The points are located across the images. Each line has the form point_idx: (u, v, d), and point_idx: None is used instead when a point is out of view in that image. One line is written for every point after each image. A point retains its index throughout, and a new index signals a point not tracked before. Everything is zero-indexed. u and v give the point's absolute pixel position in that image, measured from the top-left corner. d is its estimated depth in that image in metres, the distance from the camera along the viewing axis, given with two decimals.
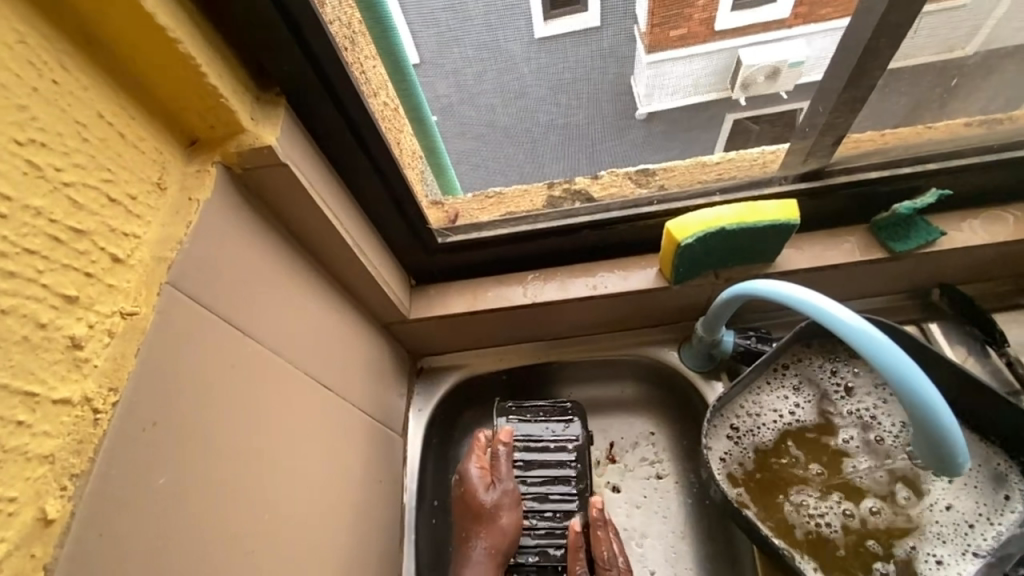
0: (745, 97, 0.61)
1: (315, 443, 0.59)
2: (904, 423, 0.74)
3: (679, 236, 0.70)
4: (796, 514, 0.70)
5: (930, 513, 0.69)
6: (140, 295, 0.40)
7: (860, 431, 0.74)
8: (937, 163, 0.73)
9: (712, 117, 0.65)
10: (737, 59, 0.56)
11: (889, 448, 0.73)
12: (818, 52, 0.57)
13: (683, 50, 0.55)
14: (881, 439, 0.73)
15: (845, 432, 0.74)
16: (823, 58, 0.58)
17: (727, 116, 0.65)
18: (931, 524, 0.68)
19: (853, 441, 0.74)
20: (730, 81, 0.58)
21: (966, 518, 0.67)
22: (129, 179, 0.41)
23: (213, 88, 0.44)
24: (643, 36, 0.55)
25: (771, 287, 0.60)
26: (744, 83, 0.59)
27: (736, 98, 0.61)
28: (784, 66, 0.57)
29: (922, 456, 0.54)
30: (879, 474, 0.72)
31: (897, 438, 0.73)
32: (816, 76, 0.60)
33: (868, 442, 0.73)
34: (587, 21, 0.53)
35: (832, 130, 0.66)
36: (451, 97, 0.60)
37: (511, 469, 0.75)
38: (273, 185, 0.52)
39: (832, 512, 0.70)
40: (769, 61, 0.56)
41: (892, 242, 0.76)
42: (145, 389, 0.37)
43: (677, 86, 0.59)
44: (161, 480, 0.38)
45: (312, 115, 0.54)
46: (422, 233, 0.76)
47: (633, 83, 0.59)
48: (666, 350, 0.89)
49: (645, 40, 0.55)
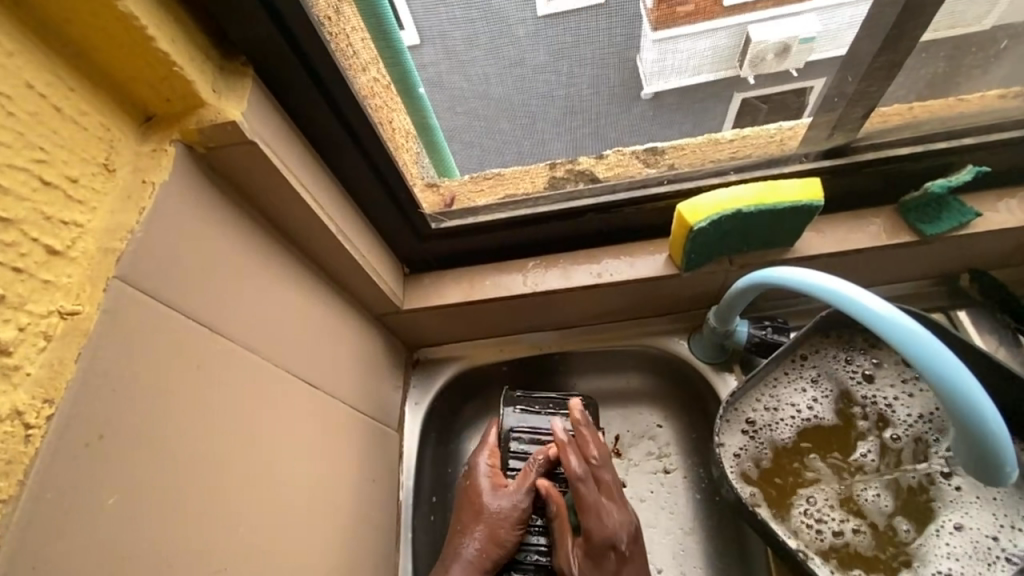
0: (753, 76, 0.56)
1: (298, 449, 0.54)
2: (924, 415, 0.69)
3: (691, 219, 0.64)
4: (796, 521, 0.66)
5: (936, 537, 0.62)
6: (84, 293, 0.35)
7: (877, 436, 0.69)
8: (974, 137, 0.66)
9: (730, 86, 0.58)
10: (746, 36, 0.51)
11: (901, 449, 0.68)
12: (835, 26, 0.52)
13: (691, 26, 0.50)
14: (899, 442, 0.68)
15: (861, 444, 0.69)
16: (842, 32, 0.53)
17: (734, 94, 0.60)
18: (940, 545, 0.62)
19: (869, 454, 0.68)
20: (738, 58, 0.53)
21: (984, 532, 0.61)
22: (69, 160, 0.36)
23: (164, 55, 0.38)
24: (649, 13, 0.50)
25: (791, 275, 0.55)
26: (752, 63, 0.54)
27: (744, 76, 0.56)
28: (794, 42, 0.52)
29: (966, 458, 0.49)
30: (890, 489, 0.66)
31: (909, 429, 0.68)
32: (839, 50, 0.54)
33: (885, 446, 0.69)
34: None
35: (863, 99, 0.60)
36: (440, 66, 0.54)
37: (533, 488, 0.67)
38: (242, 166, 0.47)
39: (830, 528, 0.65)
40: (780, 36, 0.51)
41: (922, 224, 0.70)
42: (89, 400, 0.33)
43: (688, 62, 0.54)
44: (111, 500, 0.34)
45: (284, 86, 0.49)
46: (414, 217, 0.70)
47: (639, 60, 0.54)
48: (675, 340, 0.84)
49: (651, 17, 0.50)
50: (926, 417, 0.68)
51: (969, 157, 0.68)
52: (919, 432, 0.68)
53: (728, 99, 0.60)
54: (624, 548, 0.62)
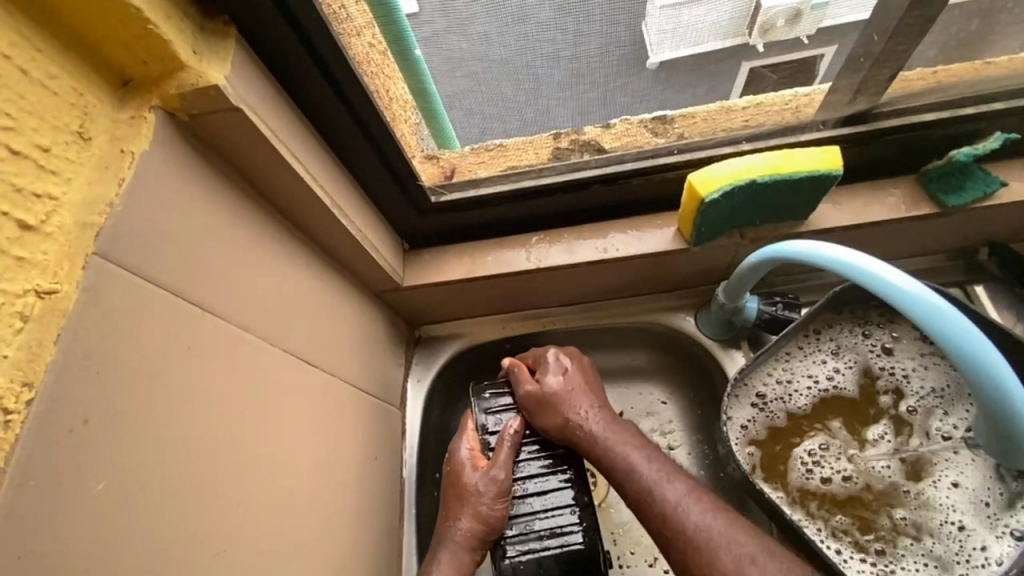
0: (763, 43, 0.54)
1: (297, 426, 0.53)
2: (939, 389, 0.67)
3: (703, 190, 0.61)
4: (799, 473, 0.66)
5: (935, 489, 0.63)
6: (61, 270, 0.33)
7: (891, 416, 0.67)
8: (1005, 101, 0.63)
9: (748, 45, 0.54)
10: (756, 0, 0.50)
11: (922, 420, 0.66)
12: None
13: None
14: (912, 416, 0.67)
15: (877, 426, 0.67)
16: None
17: (744, 64, 0.57)
18: (940, 498, 0.62)
19: (886, 439, 0.66)
20: (747, 24, 0.52)
21: (979, 496, 0.61)
22: (38, 127, 0.33)
23: (136, 11, 0.35)
24: None
25: (804, 248, 0.53)
26: (762, 29, 0.52)
27: (754, 44, 0.54)
28: (806, 6, 0.50)
29: (995, 435, 0.47)
30: (897, 458, 0.65)
31: (923, 401, 0.67)
32: (862, 14, 0.52)
33: (900, 420, 0.67)
34: None
35: (891, 60, 0.56)
36: (437, 25, 0.50)
37: (508, 460, 0.66)
38: (228, 134, 0.44)
39: (842, 476, 0.65)
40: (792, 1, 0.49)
41: (944, 195, 0.67)
42: (69, 382, 0.31)
43: (693, 27, 0.51)
44: (99, 487, 0.32)
45: (271, 48, 0.46)
46: (412, 190, 0.68)
47: (644, 29, 0.51)
48: (683, 316, 0.82)
49: None
50: (939, 391, 0.66)
51: (997, 124, 0.64)
52: (931, 406, 0.66)
53: (735, 69, 0.57)
54: (570, 357, 0.73)
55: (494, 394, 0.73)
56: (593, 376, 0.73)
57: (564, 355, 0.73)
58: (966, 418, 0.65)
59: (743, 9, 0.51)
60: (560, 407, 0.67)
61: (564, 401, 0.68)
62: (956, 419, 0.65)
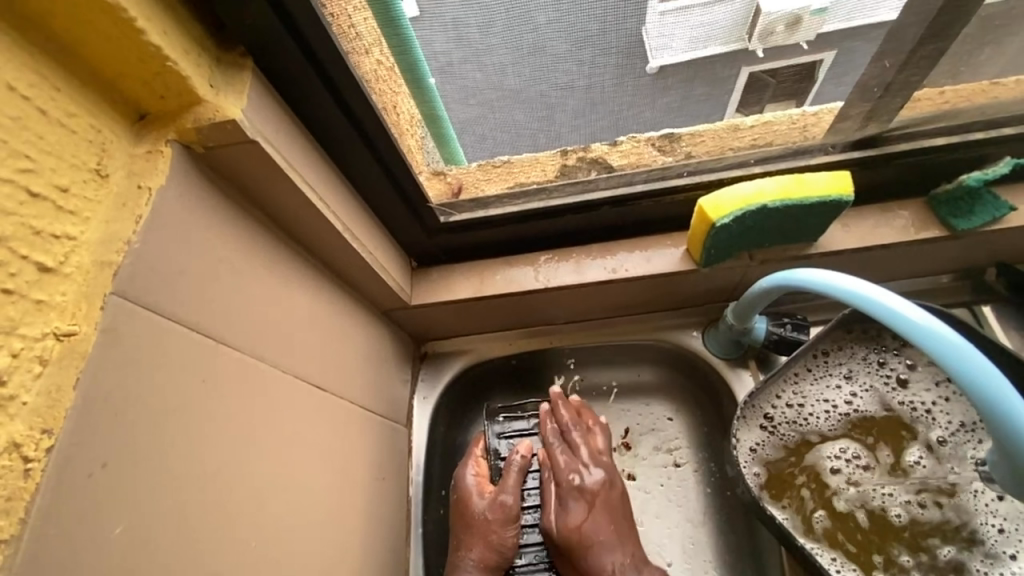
0: (764, 49, 0.50)
1: (304, 448, 0.53)
2: (966, 424, 0.66)
3: (713, 215, 0.61)
4: (815, 458, 0.67)
5: (975, 498, 0.62)
6: (80, 311, 0.33)
7: (926, 445, 0.66)
8: (1014, 127, 0.63)
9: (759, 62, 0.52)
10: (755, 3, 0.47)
11: (952, 452, 0.65)
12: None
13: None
14: (942, 447, 0.65)
15: (912, 451, 0.66)
16: None
17: (743, 70, 0.52)
18: (978, 511, 0.62)
19: (922, 465, 0.65)
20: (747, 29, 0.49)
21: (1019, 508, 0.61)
22: (58, 168, 0.33)
23: (155, 49, 0.35)
24: None
25: (820, 278, 0.52)
26: (762, 35, 0.49)
27: (753, 50, 0.50)
28: (806, 11, 0.47)
29: (1002, 475, 0.46)
30: (931, 480, 0.64)
31: (951, 435, 0.65)
32: (891, 15, 0.48)
33: (936, 453, 0.65)
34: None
35: (903, 88, 0.56)
36: (452, 56, 0.50)
37: (516, 486, 0.69)
38: (242, 165, 0.44)
39: (861, 485, 0.66)
40: (792, 6, 0.46)
41: (953, 219, 0.67)
42: (88, 427, 0.31)
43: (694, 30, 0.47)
44: (119, 531, 0.32)
45: (288, 79, 0.46)
46: (421, 209, 0.68)
47: (644, 33, 0.48)
48: (689, 334, 0.82)
49: None
50: (969, 426, 0.65)
51: (1006, 148, 0.65)
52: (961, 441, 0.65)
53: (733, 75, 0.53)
54: (593, 491, 0.66)
55: (507, 418, 0.76)
56: (620, 510, 0.66)
57: (586, 487, 0.66)
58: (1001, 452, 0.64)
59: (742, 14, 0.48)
60: (580, 562, 0.63)
61: (583, 551, 0.63)
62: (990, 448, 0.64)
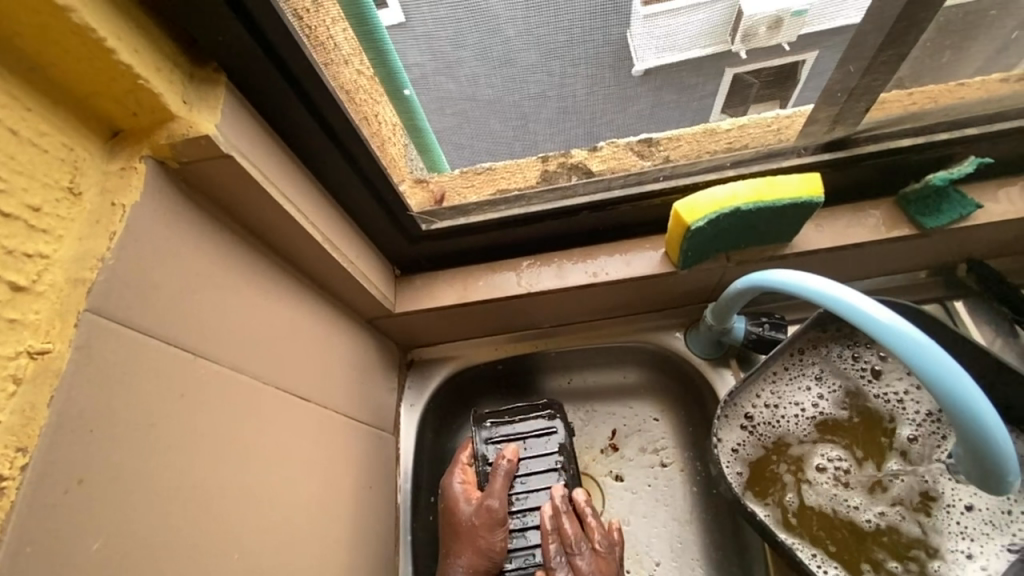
0: (747, 51, 0.51)
1: (287, 459, 0.53)
2: (933, 412, 0.67)
3: (689, 218, 0.63)
4: (792, 458, 0.68)
5: (947, 515, 0.63)
6: (53, 329, 0.33)
7: (903, 454, 0.66)
8: (977, 128, 0.65)
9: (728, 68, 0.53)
10: (738, 8, 0.47)
11: (923, 452, 0.66)
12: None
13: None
14: (913, 445, 0.66)
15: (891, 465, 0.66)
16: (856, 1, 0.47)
17: (728, 70, 0.53)
18: (952, 524, 0.63)
19: (899, 479, 0.65)
20: (730, 31, 0.49)
21: (989, 516, 0.62)
22: (29, 187, 0.33)
23: (125, 67, 0.35)
24: None
25: (790, 279, 0.54)
26: (745, 36, 0.49)
27: (737, 52, 0.51)
28: (786, 14, 0.48)
29: (964, 468, 0.48)
30: (908, 494, 0.65)
31: (920, 427, 0.67)
32: (855, 18, 0.49)
33: (907, 453, 0.66)
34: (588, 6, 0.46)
35: (866, 93, 0.58)
36: (425, 68, 0.51)
37: (502, 491, 0.70)
38: (218, 179, 0.44)
39: (838, 488, 0.66)
40: (773, 8, 0.47)
41: (922, 217, 0.69)
42: (64, 444, 0.31)
43: (678, 35, 0.48)
44: (97, 546, 0.32)
45: (263, 94, 0.46)
46: (402, 218, 0.68)
47: (630, 37, 0.49)
48: (672, 335, 0.84)
49: None
50: (935, 416, 0.66)
51: (971, 148, 0.66)
52: (928, 432, 0.66)
53: (715, 76, 0.54)
54: None
55: (495, 424, 0.77)
56: None
57: None
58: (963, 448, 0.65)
59: (721, 17, 0.48)
60: None
61: None
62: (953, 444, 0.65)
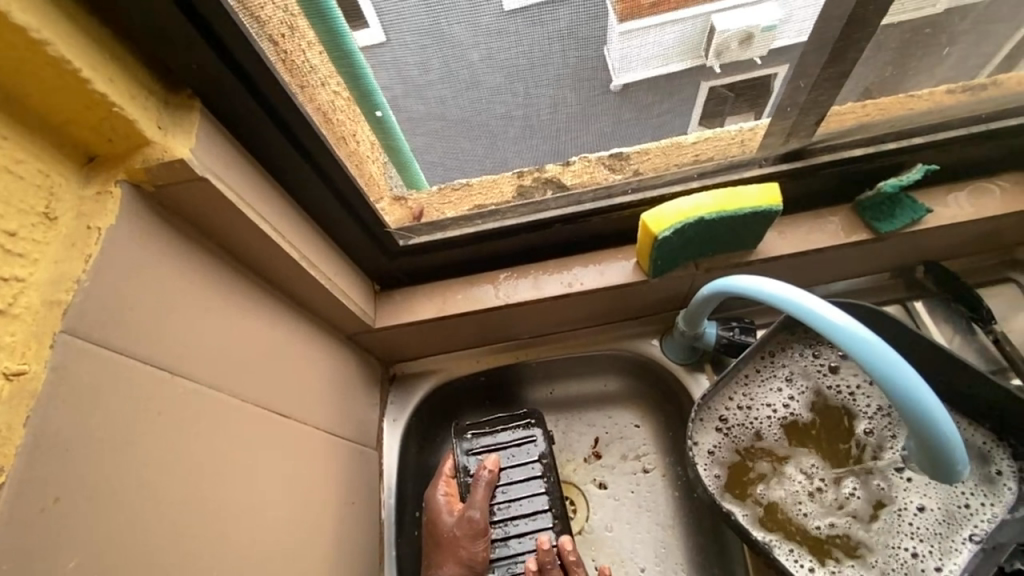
0: (720, 65, 0.53)
1: (268, 477, 0.53)
2: (883, 407, 0.71)
3: (656, 228, 0.65)
4: (766, 460, 0.70)
5: (899, 518, 0.65)
6: (28, 350, 0.34)
7: (859, 463, 0.69)
8: (922, 137, 0.69)
9: (683, 86, 0.56)
10: (711, 25, 0.50)
11: (877, 447, 0.69)
12: (797, 13, 0.50)
13: (653, 18, 0.48)
14: (867, 437, 0.70)
15: (847, 482, 0.68)
16: (805, 23, 0.51)
17: (703, 84, 0.56)
18: (906, 525, 0.65)
19: (856, 496, 0.67)
20: (704, 46, 0.51)
21: (941, 514, 0.64)
22: (5, 214, 0.34)
23: (100, 95, 0.37)
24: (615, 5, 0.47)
25: (752, 284, 0.56)
26: (718, 52, 0.52)
27: (711, 66, 0.53)
28: (756, 30, 0.50)
29: (919, 462, 0.51)
30: (863, 509, 0.67)
31: (871, 420, 0.70)
32: (800, 37, 0.53)
33: (864, 447, 0.69)
34: (548, 30, 0.49)
35: (815, 107, 0.62)
36: (395, 90, 0.53)
37: (483, 502, 0.70)
38: (193, 202, 0.45)
39: (803, 491, 0.68)
40: (744, 24, 0.50)
41: (877, 222, 0.73)
42: (41, 463, 0.32)
43: (655, 51, 0.50)
44: (73, 564, 0.33)
45: (238, 119, 0.48)
46: (380, 235, 0.70)
47: (605, 54, 0.51)
48: (648, 342, 0.86)
49: (618, 10, 0.48)
50: (885, 410, 0.70)
51: (918, 156, 0.70)
52: (878, 425, 0.70)
53: (672, 93, 0.57)
54: None
55: (476, 435, 0.78)
56: None
57: None
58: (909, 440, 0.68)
59: (696, 34, 0.50)
60: None
61: None
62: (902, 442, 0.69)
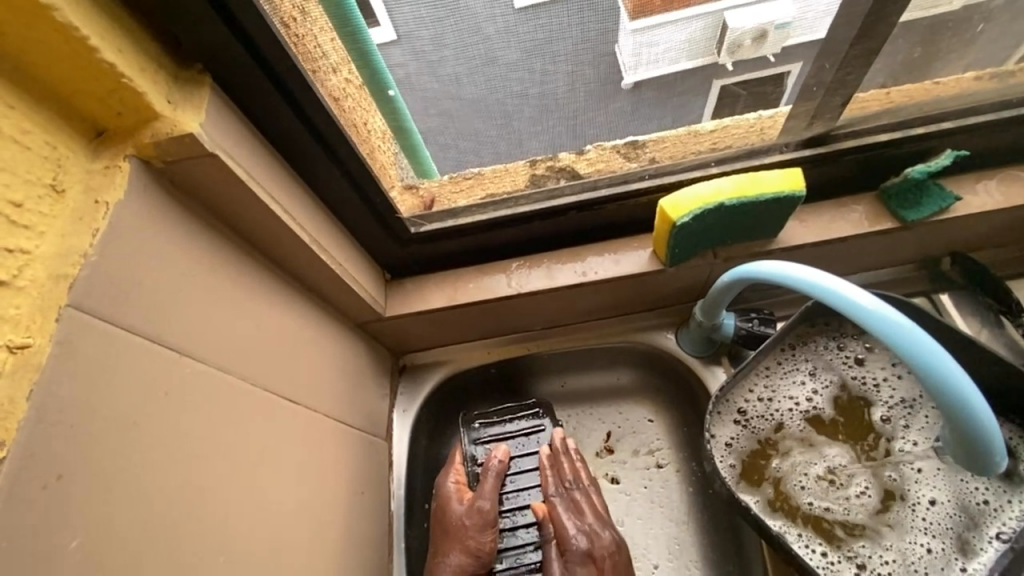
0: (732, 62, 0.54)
1: (275, 462, 0.52)
2: (908, 400, 0.68)
3: (673, 215, 0.63)
4: (785, 453, 0.68)
5: (912, 512, 0.63)
6: (34, 324, 0.33)
7: (872, 457, 0.67)
8: (952, 121, 0.66)
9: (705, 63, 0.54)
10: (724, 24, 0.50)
11: (891, 440, 0.67)
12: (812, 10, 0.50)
13: (668, 15, 0.48)
14: (884, 426, 0.68)
15: (858, 478, 0.66)
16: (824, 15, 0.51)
17: (715, 82, 0.57)
18: (916, 520, 0.62)
19: (866, 489, 0.65)
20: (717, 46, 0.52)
21: (952, 509, 0.62)
22: (11, 184, 0.34)
23: (109, 65, 0.36)
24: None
25: (776, 270, 0.54)
26: (731, 50, 0.52)
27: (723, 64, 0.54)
28: (770, 28, 0.50)
29: (953, 452, 0.49)
30: (872, 498, 0.65)
31: (891, 411, 0.68)
32: (819, 33, 0.53)
33: (885, 441, 0.67)
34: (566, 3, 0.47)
35: (841, 87, 0.59)
36: (408, 67, 0.52)
37: (492, 492, 0.69)
38: (203, 179, 0.44)
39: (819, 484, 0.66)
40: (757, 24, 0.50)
41: (903, 210, 0.70)
42: (43, 438, 0.31)
43: (668, 50, 0.51)
44: (75, 544, 0.32)
45: (248, 96, 0.47)
46: (392, 222, 0.69)
47: (618, 50, 0.52)
48: (663, 335, 0.84)
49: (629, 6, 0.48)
50: (908, 402, 0.68)
51: (948, 141, 0.68)
52: (892, 416, 0.68)
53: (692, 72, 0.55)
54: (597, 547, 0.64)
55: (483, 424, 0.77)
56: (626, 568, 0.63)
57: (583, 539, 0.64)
58: (924, 430, 0.66)
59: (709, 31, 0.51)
60: None
61: None
62: (915, 434, 0.66)
